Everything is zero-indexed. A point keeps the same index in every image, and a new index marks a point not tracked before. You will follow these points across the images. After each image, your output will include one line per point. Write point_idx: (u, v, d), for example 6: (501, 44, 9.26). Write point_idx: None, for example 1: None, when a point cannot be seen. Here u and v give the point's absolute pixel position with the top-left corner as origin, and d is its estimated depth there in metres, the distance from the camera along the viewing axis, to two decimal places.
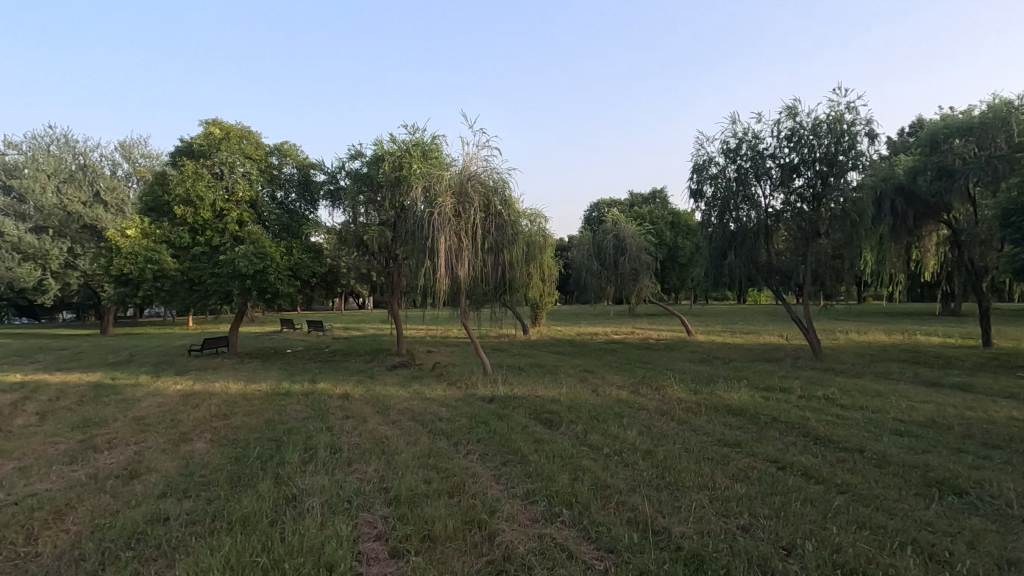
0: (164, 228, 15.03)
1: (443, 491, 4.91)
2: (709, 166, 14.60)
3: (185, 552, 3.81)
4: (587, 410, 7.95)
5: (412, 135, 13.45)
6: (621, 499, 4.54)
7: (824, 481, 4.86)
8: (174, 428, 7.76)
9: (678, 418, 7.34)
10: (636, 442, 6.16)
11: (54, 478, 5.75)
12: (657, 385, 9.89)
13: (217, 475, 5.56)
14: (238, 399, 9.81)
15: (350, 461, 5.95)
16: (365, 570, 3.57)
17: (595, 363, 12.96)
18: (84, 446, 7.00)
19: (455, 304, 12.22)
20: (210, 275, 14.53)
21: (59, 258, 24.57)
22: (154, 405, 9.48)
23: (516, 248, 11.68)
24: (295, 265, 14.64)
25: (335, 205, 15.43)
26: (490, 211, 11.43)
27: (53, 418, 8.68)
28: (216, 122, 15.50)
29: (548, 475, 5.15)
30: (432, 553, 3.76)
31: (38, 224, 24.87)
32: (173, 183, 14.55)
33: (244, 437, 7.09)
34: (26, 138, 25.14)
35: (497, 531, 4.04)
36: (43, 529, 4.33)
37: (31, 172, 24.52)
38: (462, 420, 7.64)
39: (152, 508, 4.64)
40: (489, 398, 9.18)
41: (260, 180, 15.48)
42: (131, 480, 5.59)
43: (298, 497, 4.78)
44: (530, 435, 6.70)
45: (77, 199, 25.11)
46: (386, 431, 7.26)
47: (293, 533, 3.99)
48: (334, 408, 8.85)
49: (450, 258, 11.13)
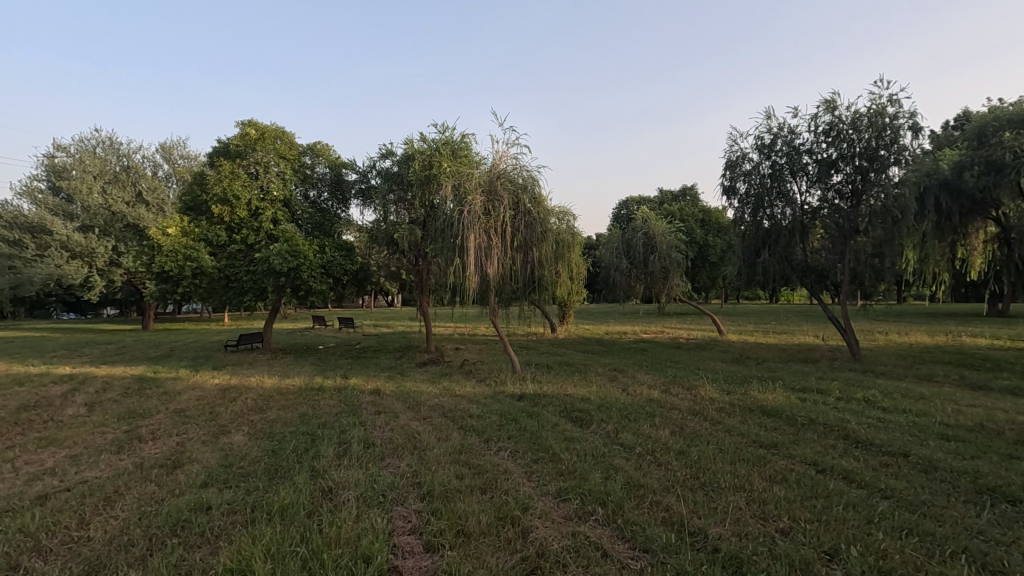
0: (202, 227, 15.49)
1: (475, 486, 4.93)
2: (742, 162, 14.30)
3: (227, 541, 3.91)
4: (618, 409, 7.88)
5: (442, 134, 13.58)
6: (655, 500, 4.48)
7: (867, 486, 4.72)
8: (213, 421, 7.99)
9: (710, 418, 7.22)
10: (669, 442, 6.08)
11: (103, 466, 5.98)
12: (689, 384, 9.75)
13: (255, 467, 5.71)
14: (274, 393, 10.06)
15: (383, 455, 6.03)
16: (401, 563, 3.60)
17: (625, 363, 12.87)
18: (130, 436, 7.27)
19: (484, 302, 12.27)
20: (246, 273, 14.91)
21: (104, 256, 25.57)
22: (194, 398, 9.79)
23: (546, 246, 11.64)
24: (327, 263, 14.92)
25: (366, 204, 15.67)
26: (519, 209, 11.43)
27: (100, 409, 9.05)
28: (251, 123, 15.88)
29: (580, 474, 5.11)
30: (467, 548, 3.78)
31: (85, 223, 25.90)
32: (211, 183, 14.99)
33: (280, 431, 7.25)
34: (74, 141, 26.27)
35: (530, 528, 4.03)
36: (93, 515, 4.51)
37: (79, 173, 25.54)
38: (492, 417, 7.65)
39: (195, 497, 4.79)
40: (519, 396, 9.18)
41: (294, 180, 15.80)
42: (174, 470, 5.78)
43: (334, 490, 4.86)
44: (560, 433, 6.68)
45: (121, 199, 26.11)
46: (417, 426, 7.34)
47: (330, 525, 4.07)
48: (367, 403, 9.00)
49: (480, 256, 11.17)
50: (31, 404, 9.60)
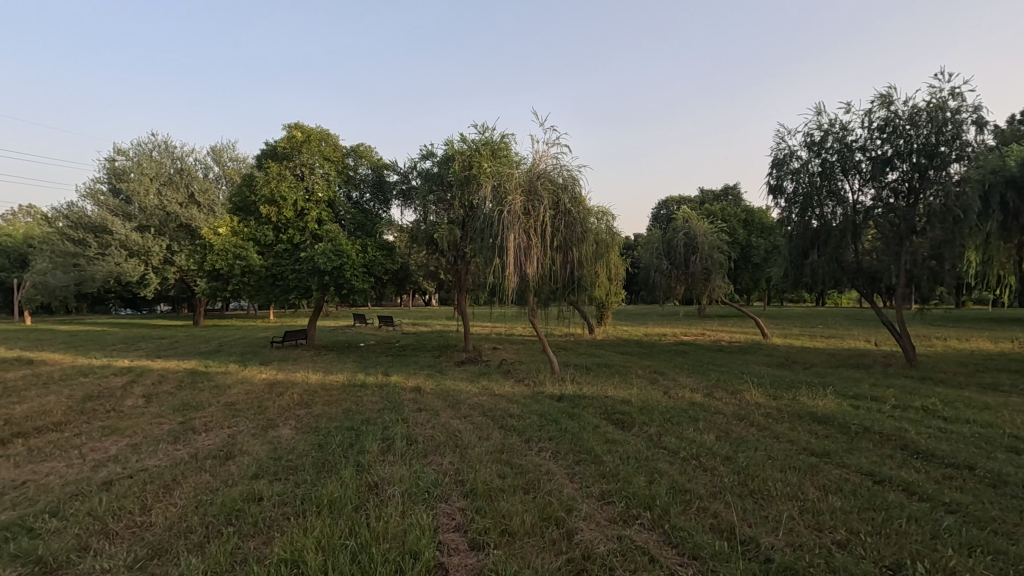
0: (251, 227, 16.04)
1: (518, 486, 4.93)
2: (789, 160, 13.87)
3: (280, 531, 4.04)
4: (660, 412, 7.75)
5: (482, 135, 13.67)
6: (702, 505, 4.38)
7: (929, 499, 4.49)
8: (262, 415, 8.27)
9: (757, 424, 7.01)
10: (714, 447, 5.93)
11: (161, 455, 6.26)
12: (733, 388, 9.48)
13: (303, 460, 5.86)
14: (318, 389, 10.33)
15: (426, 452, 6.10)
16: (448, 560, 3.63)
17: (666, 365, 12.65)
18: (185, 427, 7.59)
19: (523, 302, 12.26)
20: (292, 272, 15.34)
21: (159, 254, 26.83)
22: (244, 392, 10.14)
23: (586, 246, 11.55)
24: (369, 262, 15.22)
25: (407, 204, 15.91)
26: (559, 209, 11.37)
27: (157, 400, 9.48)
28: (297, 126, 16.33)
29: (624, 476, 5.05)
30: (512, 547, 3.78)
31: (142, 223, 27.22)
32: (260, 184, 15.50)
33: (325, 425, 7.43)
34: (133, 144, 27.65)
35: (575, 529, 4.01)
36: (154, 501, 4.72)
37: (137, 175, 26.83)
38: (532, 418, 7.63)
39: (247, 488, 4.96)
40: (558, 397, 9.13)
41: (337, 181, 16.17)
42: (227, 461, 6.00)
43: (379, 485, 4.94)
44: (602, 435, 6.62)
45: (175, 200, 27.32)
46: (458, 425, 7.40)
47: (377, 519, 4.14)
48: (408, 401, 9.14)
49: (519, 256, 11.15)
50: (94, 394, 10.13)
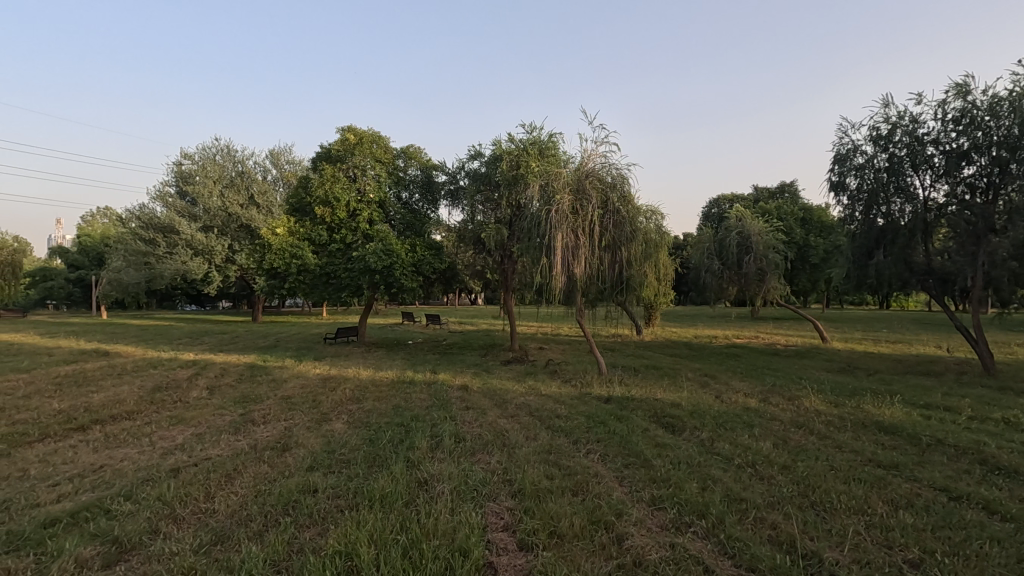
0: (306, 228, 16.63)
1: (567, 488, 4.89)
2: (853, 155, 13.19)
3: (334, 524, 4.14)
4: (712, 417, 7.52)
5: (529, 134, 13.65)
6: (759, 515, 4.21)
7: (1014, 519, 4.14)
8: (316, 409, 8.55)
9: (818, 433, 6.69)
10: (772, 455, 5.69)
11: (223, 445, 6.57)
12: (790, 394, 9.09)
13: (355, 454, 6.01)
14: (369, 385, 10.60)
15: (474, 451, 6.14)
16: (497, 559, 3.63)
17: (718, 368, 12.27)
18: (245, 419, 7.94)
19: (570, 302, 12.16)
20: (344, 270, 15.81)
21: (221, 253, 28.22)
22: (299, 386, 10.53)
23: (635, 245, 11.35)
24: (418, 262, 15.48)
25: (455, 204, 16.08)
26: (608, 208, 11.22)
27: (219, 393, 9.97)
28: (350, 128, 16.80)
29: (676, 482, 4.92)
30: (560, 549, 3.74)
31: (206, 224, 28.70)
32: (315, 186, 16.06)
33: (376, 421, 7.60)
34: (198, 149, 29.18)
35: (625, 534, 3.93)
36: (217, 489, 4.95)
37: (202, 178, 28.32)
38: (580, 419, 7.56)
39: (303, 479, 5.13)
40: (606, 399, 8.97)
41: (388, 182, 16.51)
42: (284, 452, 6.23)
43: (429, 482, 5.00)
44: (651, 438, 6.48)
45: (236, 202, 28.67)
46: (505, 424, 7.41)
47: (427, 515, 4.18)
48: (455, 398, 9.24)
49: (567, 256, 11.08)
50: (163, 385, 10.75)
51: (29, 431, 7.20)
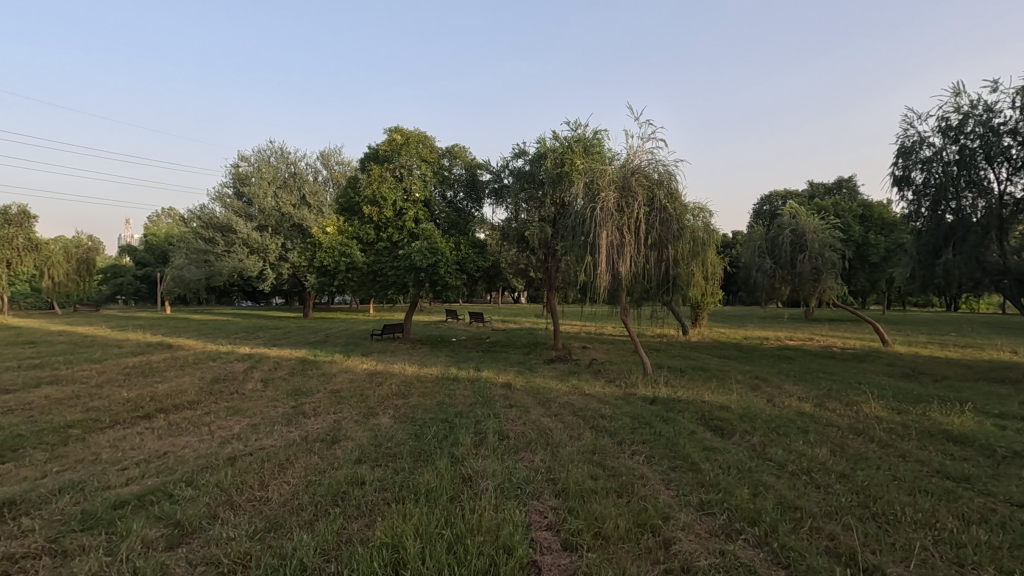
0: (355, 226, 17.07)
1: (611, 489, 4.81)
2: (919, 148, 12.45)
3: (381, 516, 4.23)
4: (763, 421, 7.25)
5: (574, 131, 13.52)
6: (815, 525, 4.03)
7: None
8: (363, 403, 8.77)
9: (879, 440, 6.34)
10: (828, 462, 5.44)
11: (276, 436, 6.82)
12: (848, 399, 8.67)
13: (401, 449, 6.11)
14: (415, 380, 10.80)
15: (517, 448, 6.14)
16: (541, 558, 3.61)
17: (769, 371, 11.84)
18: (297, 411, 8.22)
19: (614, 301, 12.00)
20: (391, 268, 16.15)
21: (275, 251, 29.35)
22: (347, 381, 10.83)
23: (683, 243, 11.06)
24: (462, 260, 15.63)
25: (499, 202, 16.13)
26: (654, 206, 11.00)
27: (273, 385, 10.38)
28: (397, 129, 17.12)
29: (725, 487, 4.76)
30: (605, 551, 3.69)
31: (261, 223, 29.90)
32: (363, 186, 16.46)
33: (421, 416, 7.71)
34: (254, 152, 30.42)
35: (672, 539, 3.84)
36: (271, 478, 5.13)
37: (257, 180, 29.50)
38: (624, 419, 7.44)
39: (351, 471, 5.26)
40: (651, 400, 8.80)
41: (433, 181, 16.73)
42: (333, 445, 6.41)
43: (473, 478, 5.03)
44: (699, 442, 6.30)
45: (289, 202, 29.75)
46: (549, 423, 7.38)
47: (471, 511, 4.21)
48: (499, 396, 9.28)
49: (612, 254, 10.92)
50: (222, 377, 11.27)
51: (101, 418, 7.69)
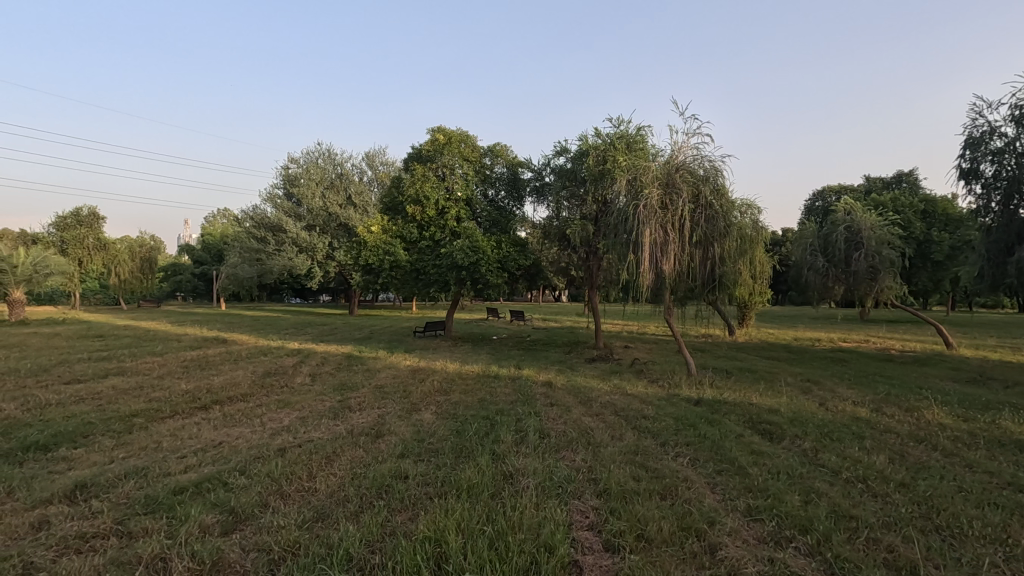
0: (398, 225, 17.39)
1: (654, 491, 4.73)
2: (989, 138, 11.63)
3: (424, 510, 4.29)
4: (815, 425, 6.97)
5: (617, 128, 13.34)
6: (872, 535, 3.84)
7: None
8: (407, 399, 8.92)
9: (943, 449, 5.99)
10: (886, 470, 5.18)
11: (324, 429, 7.03)
12: (907, 405, 8.22)
13: (443, 444, 6.19)
14: (456, 377, 10.92)
15: (558, 447, 6.12)
16: (582, 558, 3.58)
17: (821, 374, 11.38)
18: (343, 405, 8.45)
19: (657, 300, 11.79)
20: (433, 266, 16.37)
21: (322, 250, 30.25)
22: (391, 376, 11.05)
23: (730, 241, 10.75)
24: (503, 258, 15.69)
25: (540, 200, 16.08)
26: (700, 203, 10.74)
27: (320, 380, 10.71)
28: (440, 128, 17.32)
29: (774, 493, 4.60)
30: (648, 554, 3.63)
31: (309, 223, 30.87)
32: (406, 186, 16.75)
33: (462, 413, 7.79)
34: (303, 154, 31.43)
35: (718, 544, 3.73)
36: (318, 470, 5.29)
37: (306, 181, 30.48)
38: (668, 420, 7.30)
39: (395, 465, 5.36)
40: (696, 401, 8.60)
41: (475, 180, 16.85)
42: (377, 439, 6.55)
43: (514, 476, 5.04)
44: (746, 445, 6.11)
45: (336, 202, 30.60)
46: (590, 422, 7.32)
47: (513, 509, 4.22)
48: (539, 394, 9.27)
49: (655, 252, 10.73)
50: (272, 371, 11.71)
51: (162, 408, 8.12)
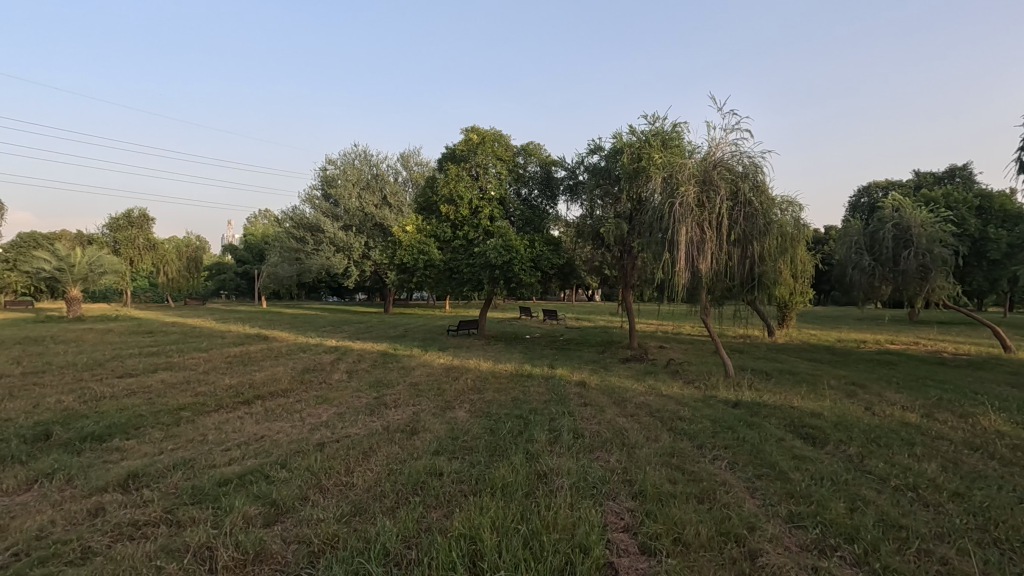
0: (432, 225, 17.58)
1: (691, 494, 4.64)
2: None
3: (458, 507, 4.33)
4: (861, 430, 6.71)
5: (652, 125, 13.14)
6: (923, 547, 3.68)
7: None
8: (441, 396, 9.01)
9: (1001, 458, 5.67)
10: (939, 479, 4.95)
11: (360, 425, 7.16)
12: (961, 411, 7.83)
13: (477, 442, 6.23)
14: (490, 376, 10.97)
15: (592, 448, 6.07)
16: (618, 560, 3.54)
17: (867, 377, 10.95)
18: (379, 402, 8.59)
19: (694, 300, 11.57)
20: (466, 265, 16.48)
21: (358, 249, 30.81)
22: (425, 374, 11.18)
23: (770, 239, 10.45)
24: (537, 257, 15.67)
25: (574, 199, 15.97)
26: (739, 200, 10.47)
27: (357, 376, 10.92)
28: (474, 128, 17.44)
29: (818, 500, 4.45)
30: (686, 558, 3.56)
31: (346, 223, 31.48)
32: (441, 186, 16.93)
33: (496, 412, 7.82)
34: (341, 155, 32.11)
35: (759, 551, 3.64)
36: (355, 465, 5.39)
37: (343, 182, 31.14)
38: (705, 423, 7.15)
39: (430, 462, 5.42)
40: (734, 403, 8.40)
41: (508, 180, 16.88)
42: (412, 436, 6.64)
43: (548, 475, 5.03)
44: (787, 450, 5.93)
45: (372, 203, 31.13)
46: (624, 423, 7.23)
47: (547, 508, 4.21)
48: (573, 394, 9.22)
49: (691, 251, 10.52)
50: (311, 368, 12.00)
51: (208, 403, 8.42)
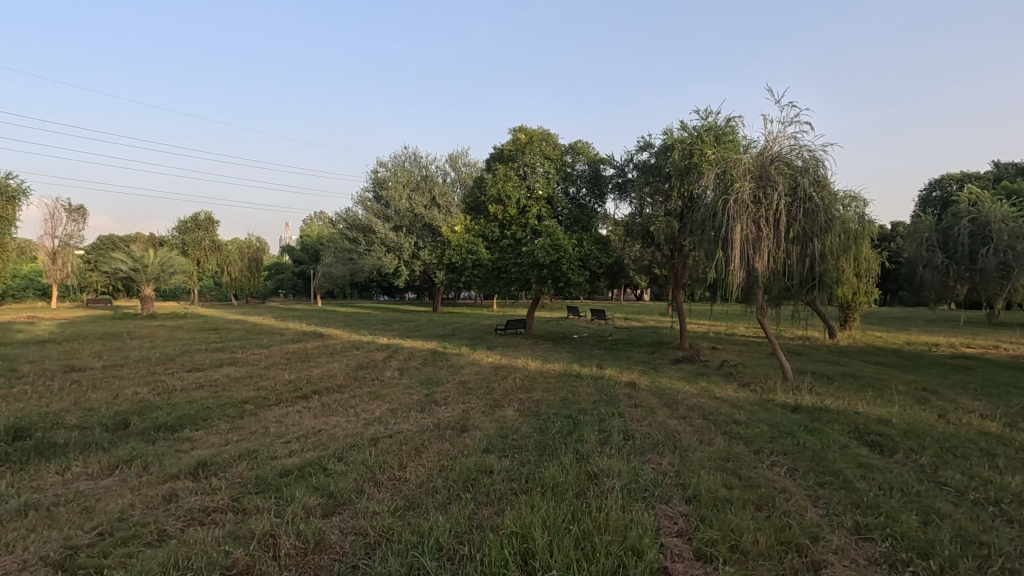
0: (481, 225, 17.74)
1: (748, 500, 4.49)
2: None
3: (508, 505, 4.35)
4: (934, 439, 6.30)
5: (704, 120, 12.78)
6: (1007, 566, 3.43)
7: None
8: (489, 395, 9.08)
9: None
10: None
11: (412, 421, 7.31)
12: None
13: (526, 442, 6.23)
14: (538, 375, 10.96)
15: (644, 450, 5.97)
16: (672, 565, 3.47)
17: (941, 382, 10.27)
18: (430, 399, 8.74)
19: (749, 300, 11.18)
20: (514, 264, 16.54)
21: (408, 249, 31.44)
22: (474, 373, 11.28)
23: (832, 236, 9.96)
24: (585, 256, 15.55)
25: (622, 197, 15.73)
26: (798, 196, 10.03)
27: (408, 374, 11.15)
28: (522, 128, 17.45)
29: (887, 511, 4.22)
30: (744, 567, 3.45)
31: (396, 224, 32.17)
32: (489, 186, 17.05)
33: (544, 411, 7.81)
34: (392, 158, 32.87)
35: (822, 562, 3.49)
36: (407, 461, 5.51)
37: (393, 184, 31.86)
38: (762, 427, 6.89)
39: (480, 460, 5.47)
40: (793, 407, 8.07)
41: (556, 178, 16.80)
42: (462, 433, 6.71)
43: (599, 477, 4.98)
44: (852, 457, 5.64)
45: (421, 204, 31.71)
46: (677, 425, 7.07)
47: (598, 510, 4.17)
48: (623, 395, 9.09)
49: (746, 250, 10.17)
50: (364, 365, 12.34)
51: (269, 397, 8.81)
